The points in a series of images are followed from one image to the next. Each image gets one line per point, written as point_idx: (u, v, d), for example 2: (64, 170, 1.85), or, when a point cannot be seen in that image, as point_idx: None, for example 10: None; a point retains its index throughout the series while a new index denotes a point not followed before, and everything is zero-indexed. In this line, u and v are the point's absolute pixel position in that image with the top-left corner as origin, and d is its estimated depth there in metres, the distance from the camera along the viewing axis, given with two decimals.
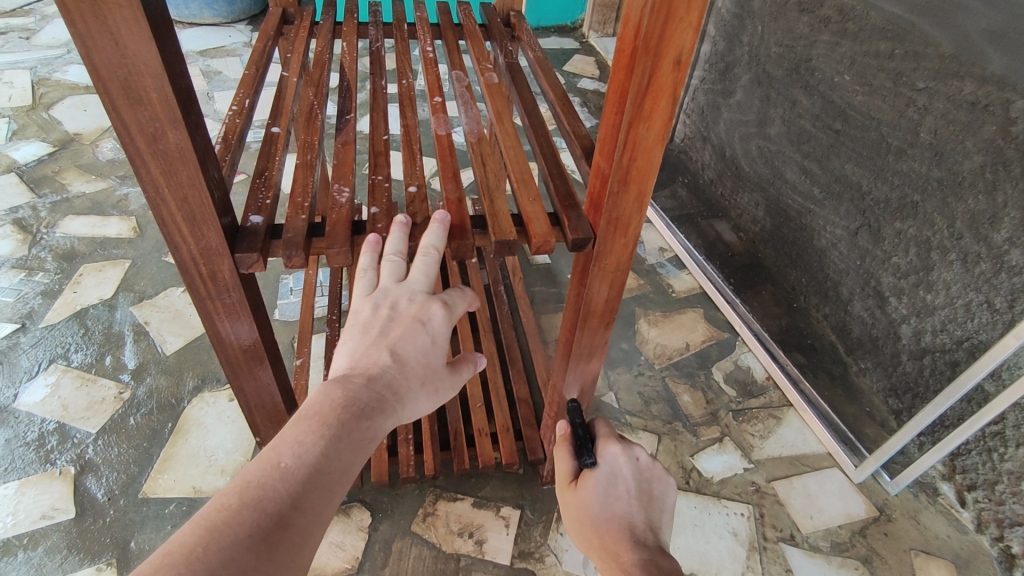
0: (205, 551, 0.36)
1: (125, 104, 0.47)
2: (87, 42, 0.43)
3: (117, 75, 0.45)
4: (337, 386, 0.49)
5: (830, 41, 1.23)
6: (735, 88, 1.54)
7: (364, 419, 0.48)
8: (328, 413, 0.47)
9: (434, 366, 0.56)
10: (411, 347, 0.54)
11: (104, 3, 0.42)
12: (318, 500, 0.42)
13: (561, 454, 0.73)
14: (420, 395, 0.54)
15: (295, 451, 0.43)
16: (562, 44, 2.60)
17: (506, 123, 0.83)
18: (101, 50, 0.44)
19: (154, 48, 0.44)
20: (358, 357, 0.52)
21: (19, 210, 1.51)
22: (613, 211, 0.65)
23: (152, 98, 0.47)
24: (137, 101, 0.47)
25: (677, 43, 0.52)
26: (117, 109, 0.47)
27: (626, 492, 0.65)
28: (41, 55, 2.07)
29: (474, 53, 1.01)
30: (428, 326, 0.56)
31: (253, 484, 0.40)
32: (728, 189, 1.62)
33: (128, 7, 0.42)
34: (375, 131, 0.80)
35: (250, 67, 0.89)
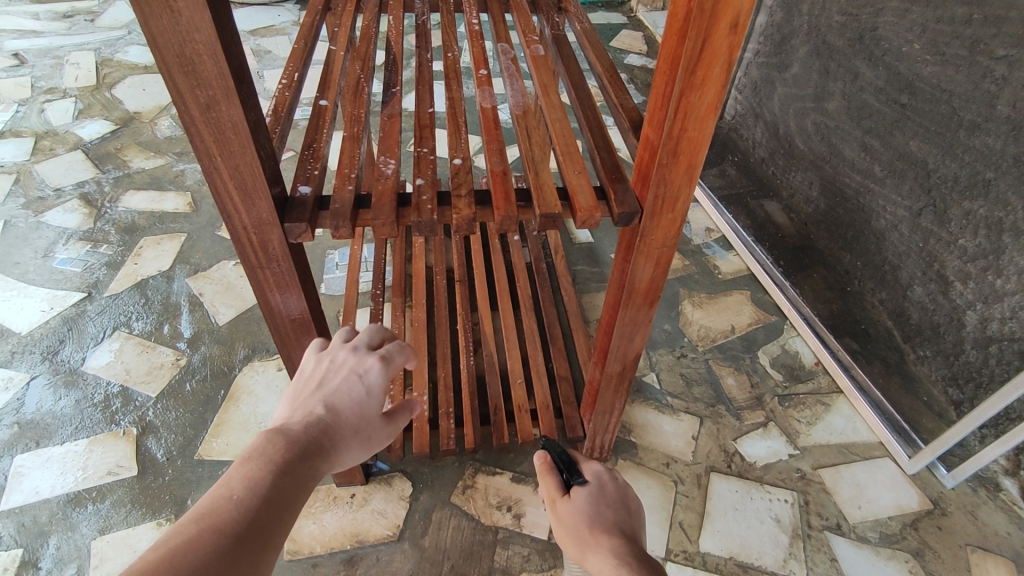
0: (166, 565, 0.35)
1: (180, 74, 0.48)
2: (146, 13, 0.44)
3: (175, 47, 0.46)
4: (277, 434, 0.50)
5: (899, 8, 1.16)
6: (792, 61, 1.47)
7: (307, 463, 0.49)
8: (274, 453, 0.47)
9: (372, 416, 0.57)
10: (346, 398, 0.56)
11: None
12: (275, 522, 0.43)
13: (544, 476, 0.71)
14: (353, 445, 0.55)
15: (246, 484, 0.44)
16: (609, 19, 2.53)
17: (552, 96, 0.82)
18: (158, 20, 0.45)
19: (207, 16, 0.45)
20: (294, 413, 0.54)
21: (85, 185, 1.58)
22: (660, 184, 0.64)
23: (205, 67, 0.48)
24: (193, 72, 0.48)
25: (734, 5, 0.49)
26: (173, 78, 0.48)
27: (614, 500, 0.66)
28: (105, 36, 2.16)
29: (520, 26, 1.00)
30: (364, 379, 0.58)
31: (208, 511, 0.41)
32: (781, 167, 1.57)
33: None
34: (420, 105, 0.79)
35: (299, 42, 0.90)
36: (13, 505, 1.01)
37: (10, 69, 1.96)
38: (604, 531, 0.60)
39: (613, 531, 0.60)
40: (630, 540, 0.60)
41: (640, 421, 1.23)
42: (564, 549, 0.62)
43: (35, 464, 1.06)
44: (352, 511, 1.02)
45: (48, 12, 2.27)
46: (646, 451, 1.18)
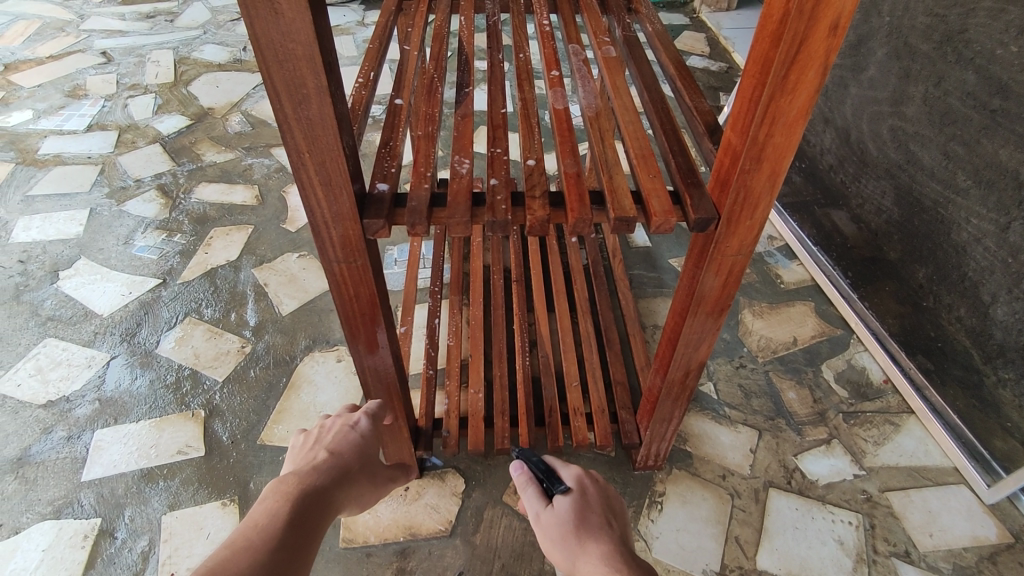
0: (231, 561, 0.53)
1: (279, 74, 0.50)
2: (253, 15, 0.46)
3: (277, 48, 0.48)
4: (290, 475, 0.69)
5: (993, 8, 1.10)
6: (868, 63, 1.41)
7: (319, 491, 0.68)
8: (290, 485, 0.66)
9: (366, 456, 0.79)
10: (343, 444, 0.77)
11: None
12: (303, 532, 0.61)
13: (526, 490, 0.73)
14: (357, 476, 0.76)
15: (269, 513, 0.61)
16: (671, 20, 2.48)
17: (624, 98, 0.81)
18: (262, 22, 0.47)
19: (309, 18, 0.47)
20: (301, 460, 0.74)
21: (162, 176, 1.67)
22: (740, 190, 0.62)
23: (304, 69, 0.50)
24: (291, 73, 0.50)
25: (837, 5, 0.48)
26: (272, 78, 0.50)
27: (596, 504, 0.70)
28: (183, 36, 2.26)
29: (591, 28, 0.99)
30: (354, 430, 0.80)
31: (251, 529, 0.58)
32: (850, 174, 1.50)
33: None
34: (493, 105, 0.80)
35: (374, 42, 0.92)
36: (93, 477, 1.07)
37: (98, 66, 2.08)
38: (590, 537, 0.64)
39: (600, 535, 0.65)
40: (618, 543, 0.64)
41: (696, 431, 1.20)
42: (553, 559, 0.66)
43: (113, 439, 1.13)
44: (406, 504, 1.04)
45: (132, 13, 2.40)
46: (702, 462, 1.15)
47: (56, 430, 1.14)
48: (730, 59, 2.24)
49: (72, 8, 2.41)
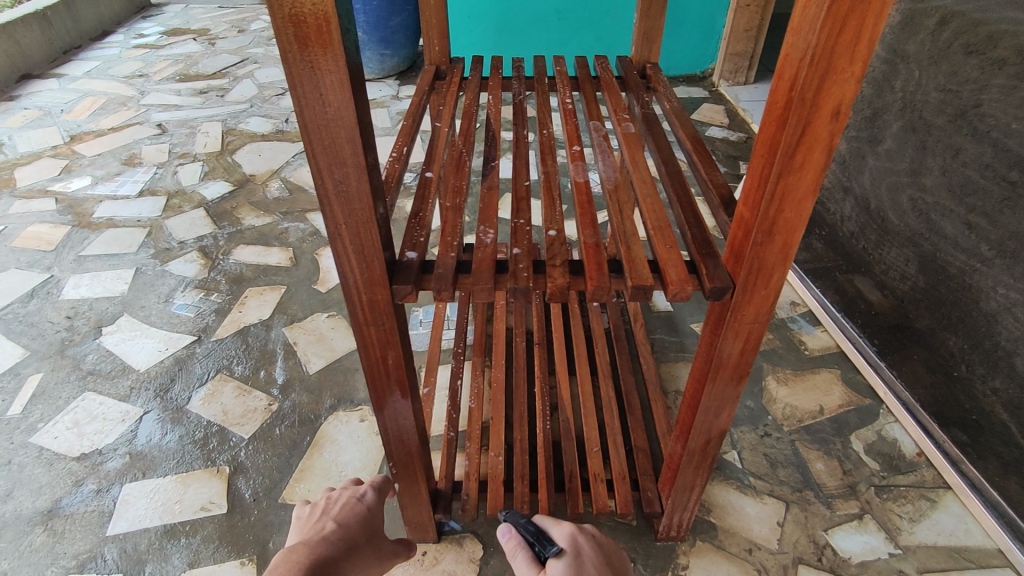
0: None
1: (323, 156, 0.55)
2: (302, 100, 0.51)
3: (321, 130, 0.53)
4: (300, 543, 0.72)
5: (1005, 85, 1.14)
6: (884, 135, 1.46)
7: (327, 562, 0.71)
8: (300, 557, 0.70)
9: (372, 527, 0.80)
10: (351, 516, 0.79)
11: (321, 70, 0.50)
12: None
13: (516, 556, 0.73)
14: (363, 549, 0.77)
15: None
16: (691, 92, 2.59)
17: (642, 171, 0.85)
18: (308, 109, 0.52)
19: (351, 105, 0.52)
20: (308, 530, 0.76)
21: (204, 239, 1.76)
22: (755, 261, 0.64)
23: (345, 152, 0.55)
24: (332, 151, 0.55)
25: (836, 93, 0.51)
26: (316, 159, 0.55)
27: (591, 562, 0.70)
28: (231, 110, 2.44)
29: (610, 105, 1.05)
30: (361, 502, 0.82)
31: None
32: (873, 243, 1.53)
33: (338, 73, 0.50)
34: (517, 178, 0.84)
35: (408, 118, 1.00)
36: (118, 531, 1.09)
37: (153, 137, 2.24)
38: None
39: None
40: None
41: (721, 502, 1.17)
42: None
43: (140, 493, 1.15)
44: (423, 570, 1.02)
45: (188, 89, 2.60)
46: (727, 535, 1.12)
47: (86, 483, 1.17)
48: (748, 130, 2.32)
49: (134, 85, 2.63)
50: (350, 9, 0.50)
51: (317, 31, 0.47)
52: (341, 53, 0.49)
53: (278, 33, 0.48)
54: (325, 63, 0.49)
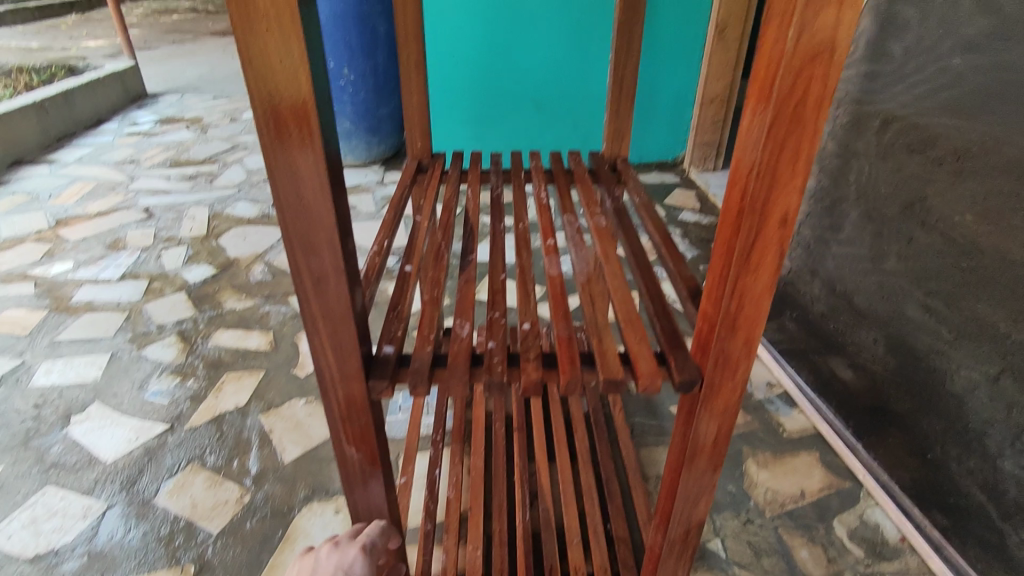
0: None
1: (298, 242, 0.57)
2: (279, 187, 0.54)
3: (297, 214, 0.56)
4: None
5: (947, 181, 1.24)
6: (844, 223, 1.55)
7: None
8: None
9: None
10: None
11: (297, 158, 0.53)
12: None
13: None
14: None
15: None
16: (664, 178, 2.72)
17: (613, 264, 0.89)
18: (288, 210, 0.56)
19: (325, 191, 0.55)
20: None
21: (183, 323, 1.75)
22: (720, 353, 0.67)
23: (323, 252, 0.57)
24: (307, 238, 0.57)
25: (782, 205, 0.55)
26: (293, 248, 0.58)
27: None
28: (220, 195, 2.50)
29: (583, 198, 1.11)
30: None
31: None
32: (843, 324, 1.56)
33: (313, 159, 0.53)
34: (493, 271, 0.88)
35: (389, 211, 1.04)
36: None
37: (139, 221, 2.28)
38: None
39: None
40: None
41: None
42: None
43: None
44: None
45: (178, 174, 2.68)
46: None
47: None
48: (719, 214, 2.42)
49: (125, 171, 2.70)
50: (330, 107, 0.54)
51: (295, 121, 0.51)
52: (315, 140, 0.52)
53: (260, 124, 0.51)
54: (300, 149, 0.52)
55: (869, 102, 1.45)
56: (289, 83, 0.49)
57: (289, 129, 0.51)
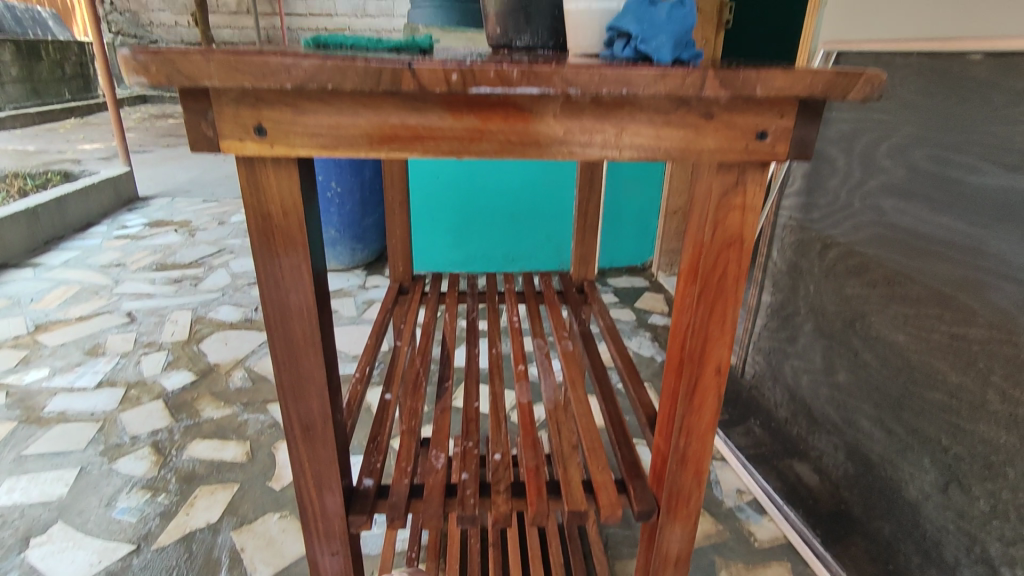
0: None
1: (281, 347, 0.60)
2: (265, 294, 0.57)
3: (279, 321, 0.58)
4: None
5: (881, 302, 1.40)
6: (799, 334, 1.70)
7: None
8: None
9: None
10: None
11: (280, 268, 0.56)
12: None
13: None
14: None
15: None
16: (633, 282, 2.88)
17: (579, 391, 0.96)
18: (280, 356, 0.60)
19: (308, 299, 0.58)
20: None
21: (159, 432, 1.75)
22: (673, 484, 0.73)
23: (310, 390, 0.62)
24: (290, 343, 0.60)
25: (715, 358, 0.63)
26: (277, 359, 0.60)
27: None
28: (203, 298, 2.56)
29: (553, 322, 1.21)
30: None
31: None
32: (804, 428, 1.68)
33: (297, 269, 0.56)
34: (468, 401, 0.96)
35: (372, 337, 1.12)
36: None
37: (121, 325, 2.32)
38: None
39: None
40: None
41: None
42: None
43: None
44: None
45: (163, 277, 2.75)
46: None
47: None
48: None
49: (110, 274, 2.76)
50: (317, 219, 0.58)
51: (282, 234, 0.54)
52: (300, 249, 0.55)
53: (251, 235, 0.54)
54: (285, 255, 0.55)
55: (809, 226, 1.66)
56: (292, 274, 0.56)
57: (291, 310, 0.58)
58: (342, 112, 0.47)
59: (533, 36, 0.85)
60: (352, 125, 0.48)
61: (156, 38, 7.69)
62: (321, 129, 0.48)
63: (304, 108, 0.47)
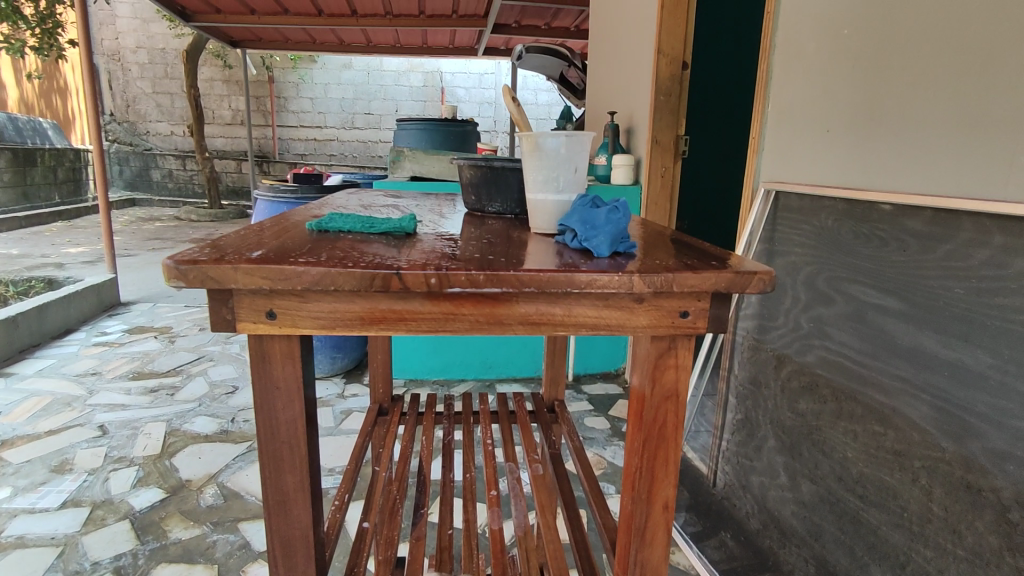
0: None
1: (269, 468, 0.65)
2: (260, 419, 0.64)
3: (269, 445, 0.65)
4: None
5: (830, 417, 1.51)
6: (763, 446, 1.77)
7: None
8: None
9: None
10: None
11: (275, 394, 0.63)
12: None
13: None
14: None
15: None
16: (607, 388, 2.96)
17: (548, 516, 1.02)
18: (266, 473, 0.66)
19: (299, 425, 0.65)
20: None
21: (122, 556, 1.69)
22: None
23: (297, 522, 0.68)
24: (276, 461, 0.65)
25: (662, 494, 0.72)
26: (266, 483, 0.66)
27: None
28: (178, 409, 2.56)
29: (524, 444, 1.27)
30: None
31: None
32: (777, 542, 1.69)
33: (290, 396, 0.63)
34: (442, 526, 1.00)
35: (351, 462, 1.16)
36: None
37: (92, 439, 2.30)
38: None
39: None
40: None
41: None
42: None
43: None
44: None
45: (139, 387, 2.75)
46: None
47: None
48: None
49: (84, 383, 2.75)
50: (310, 356, 0.67)
51: (281, 366, 0.62)
52: (297, 376, 0.63)
53: (252, 368, 0.62)
54: (282, 382, 0.63)
55: (763, 342, 1.80)
56: (288, 426, 0.64)
57: (285, 458, 0.65)
58: (340, 301, 0.58)
59: (502, 204, 1.01)
60: (348, 310, 0.58)
61: (151, 146, 8.04)
62: (321, 314, 0.58)
63: (308, 298, 0.57)
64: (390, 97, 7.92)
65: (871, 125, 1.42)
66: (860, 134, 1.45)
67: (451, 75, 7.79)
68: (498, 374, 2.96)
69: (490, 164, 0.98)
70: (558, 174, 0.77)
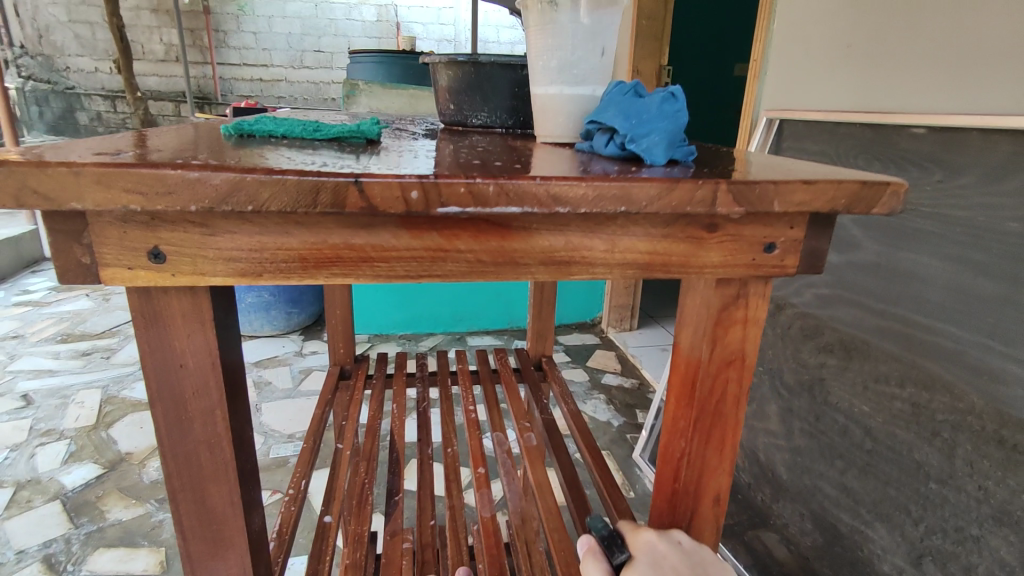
0: None
1: (181, 476, 0.49)
2: (163, 413, 0.46)
3: (179, 447, 0.47)
4: None
5: (837, 365, 1.39)
6: (757, 396, 1.67)
7: None
8: None
9: None
10: None
11: (182, 382, 0.46)
12: None
13: None
14: None
15: None
16: (584, 339, 2.82)
17: (549, 499, 0.84)
18: (180, 484, 0.49)
19: (219, 416, 0.47)
20: None
21: (51, 543, 1.48)
22: None
23: (229, 536, 0.51)
24: (192, 467, 0.48)
25: (714, 486, 0.55)
26: (178, 495, 0.49)
27: None
28: (116, 373, 2.31)
29: (513, 410, 1.08)
30: None
31: None
32: (768, 496, 1.61)
33: (201, 381, 0.46)
34: (422, 516, 0.83)
35: (308, 439, 0.98)
36: None
37: (13, 410, 2.03)
38: None
39: None
40: None
41: None
42: None
43: None
44: None
45: (69, 350, 2.46)
46: None
47: None
48: (640, 376, 2.47)
49: (4, 348, 2.45)
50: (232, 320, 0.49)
51: (186, 342, 0.44)
52: (213, 356, 0.45)
53: (142, 347, 0.44)
54: (191, 363, 0.45)
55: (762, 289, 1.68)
56: (203, 420, 0.47)
57: (201, 460, 0.48)
58: (269, 232, 0.39)
59: (490, 113, 0.92)
60: (283, 248, 0.39)
61: None
62: (239, 252, 0.39)
63: (217, 227, 0.38)
64: (341, 31, 7.33)
65: (902, 35, 1.24)
66: (887, 46, 1.28)
67: (407, 10, 7.25)
68: (470, 326, 2.78)
69: (475, 60, 0.88)
70: (573, 53, 0.69)
